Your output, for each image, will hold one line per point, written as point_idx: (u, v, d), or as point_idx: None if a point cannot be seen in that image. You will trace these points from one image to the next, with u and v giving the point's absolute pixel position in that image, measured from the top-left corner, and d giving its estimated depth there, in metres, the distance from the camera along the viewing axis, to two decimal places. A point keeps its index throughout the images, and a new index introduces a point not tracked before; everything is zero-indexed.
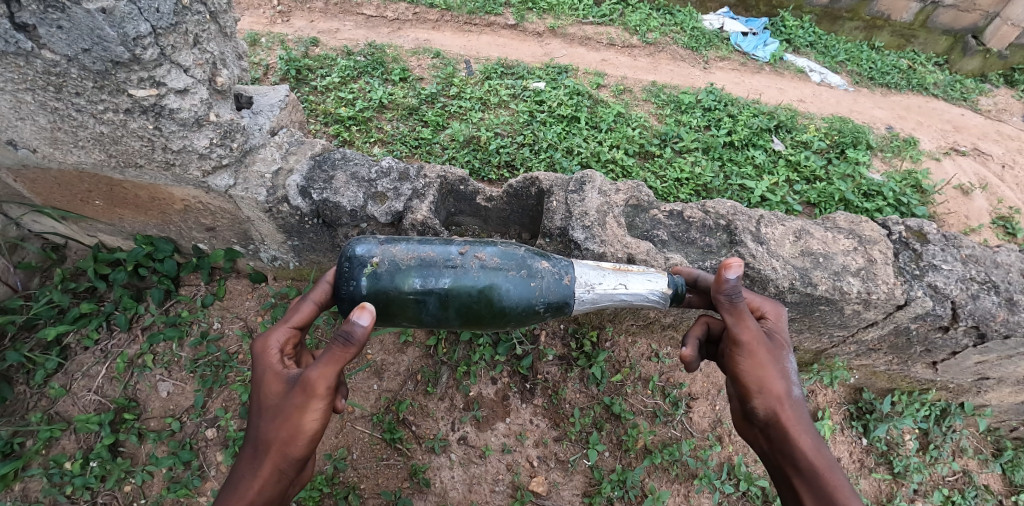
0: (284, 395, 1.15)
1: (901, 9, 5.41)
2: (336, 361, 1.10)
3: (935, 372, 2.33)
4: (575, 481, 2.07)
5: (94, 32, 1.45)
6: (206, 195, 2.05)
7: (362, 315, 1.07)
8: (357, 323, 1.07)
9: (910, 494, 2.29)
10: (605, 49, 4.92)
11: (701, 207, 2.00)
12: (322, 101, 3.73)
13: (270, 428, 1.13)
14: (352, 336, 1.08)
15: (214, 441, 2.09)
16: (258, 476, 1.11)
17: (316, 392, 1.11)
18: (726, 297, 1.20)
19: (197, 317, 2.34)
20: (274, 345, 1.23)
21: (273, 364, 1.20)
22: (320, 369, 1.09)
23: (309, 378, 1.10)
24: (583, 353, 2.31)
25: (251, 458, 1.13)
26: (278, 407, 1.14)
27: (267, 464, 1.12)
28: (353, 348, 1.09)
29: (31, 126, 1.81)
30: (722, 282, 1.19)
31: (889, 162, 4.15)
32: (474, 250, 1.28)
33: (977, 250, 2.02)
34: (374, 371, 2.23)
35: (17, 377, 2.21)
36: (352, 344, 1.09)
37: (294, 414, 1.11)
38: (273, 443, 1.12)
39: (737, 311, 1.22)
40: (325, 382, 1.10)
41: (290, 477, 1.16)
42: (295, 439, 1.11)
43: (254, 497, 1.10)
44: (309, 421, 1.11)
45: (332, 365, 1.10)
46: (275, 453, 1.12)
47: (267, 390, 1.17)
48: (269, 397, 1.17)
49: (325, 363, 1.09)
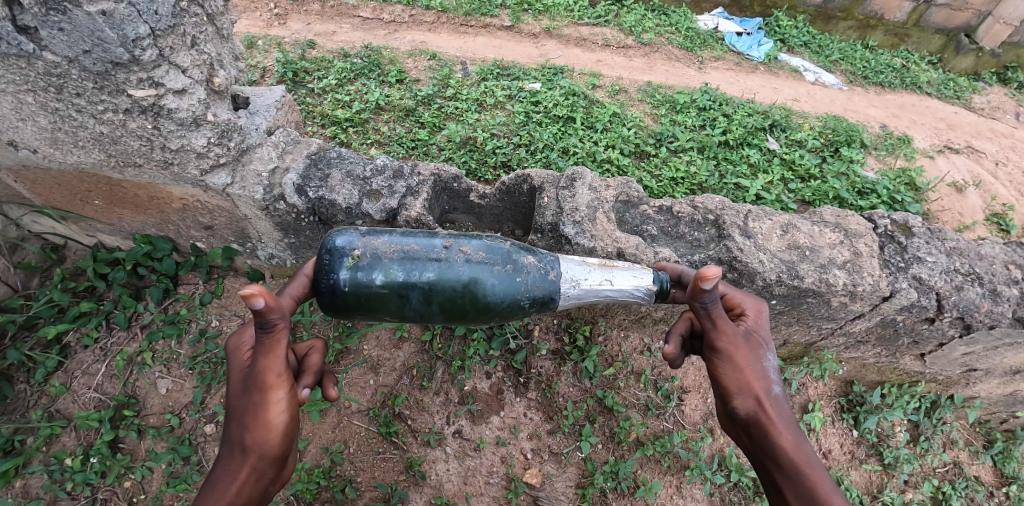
0: (244, 395, 1.17)
1: (894, 9, 5.47)
2: (275, 348, 1.16)
3: (924, 364, 2.37)
4: (569, 473, 2.11)
5: (94, 34, 1.49)
6: (204, 193, 2.08)
7: (253, 302, 1.02)
8: (253, 309, 1.03)
9: (900, 485, 2.33)
10: (601, 50, 4.96)
11: (691, 203, 2.04)
12: (320, 102, 3.77)
13: (238, 429, 1.13)
14: (268, 323, 1.11)
15: (213, 436, 2.13)
16: (235, 477, 1.09)
17: (270, 382, 1.15)
18: (703, 304, 1.24)
19: (195, 315, 2.37)
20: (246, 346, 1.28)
21: (235, 369, 1.24)
22: (263, 360, 1.15)
23: (258, 371, 1.15)
24: (576, 348, 2.34)
25: (226, 462, 1.11)
26: (242, 407, 1.15)
27: (244, 465, 1.10)
28: (276, 332, 1.14)
29: (32, 126, 1.84)
30: (700, 291, 1.22)
31: (883, 160, 4.18)
32: (459, 244, 1.31)
33: (962, 243, 2.05)
34: (371, 367, 2.26)
35: (17, 375, 2.24)
36: (273, 328, 1.13)
37: (257, 409, 1.13)
38: (245, 442, 1.12)
39: (715, 318, 1.28)
40: (275, 370, 1.15)
41: (269, 476, 1.14)
42: (264, 432, 1.12)
43: (234, 499, 1.06)
44: (274, 413, 1.13)
45: (274, 354, 1.15)
46: (249, 452, 1.11)
47: (231, 394, 1.20)
48: (232, 400, 1.19)
49: (267, 353, 1.15)
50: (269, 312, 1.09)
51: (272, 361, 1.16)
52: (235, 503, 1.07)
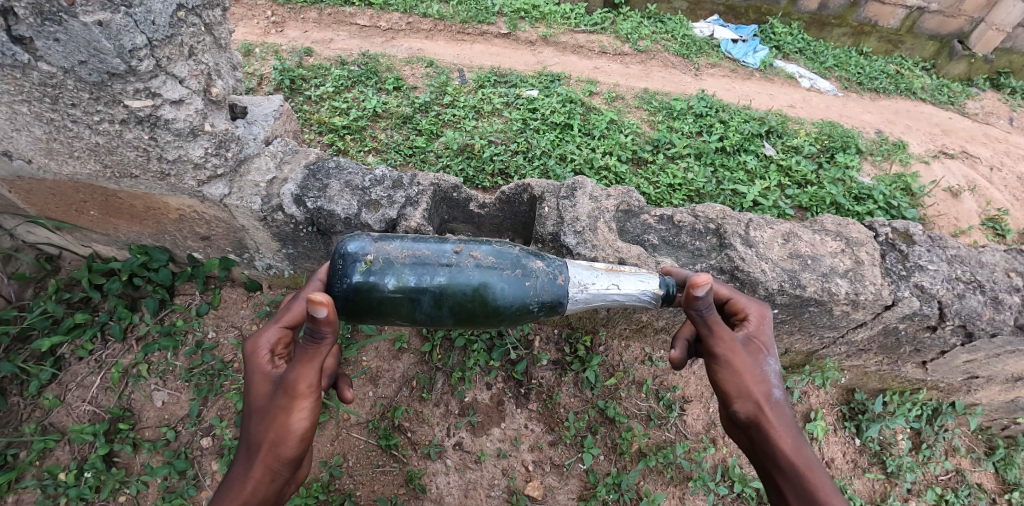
0: (271, 394, 1.16)
1: (888, 16, 5.52)
2: (312, 359, 1.11)
3: (925, 372, 2.35)
4: (570, 485, 2.09)
5: (91, 44, 1.47)
6: (201, 204, 2.05)
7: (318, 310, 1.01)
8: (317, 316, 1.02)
9: (904, 493, 2.31)
10: (597, 57, 4.98)
11: (691, 212, 2.04)
12: (317, 110, 3.76)
13: (260, 429, 1.14)
14: (318, 335, 1.07)
15: (209, 450, 2.09)
16: (250, 477, 1.11)
17: (299, 391, 1.12)
18: (698, 313, 1.20)
19: (192, 326, 2.34)
20: (268, 344, 1.24)
21: (263, 364, 1.22)
22: (298, 368, 1.11)
23: (290, 377, 1.12)
24: (577, 358, 2.33)
25: (244, 458, 1.14)
26: (266, 407, 1.15)
27: (258, 466, 1.12)
28: (322, 345, 1.10)
29: (27, 136, 1.82)
30: (694, 300, 1.18)
31: (878, 165, 4.20)
32: (469, 248, 1.29)
33: (963, 251, 2.06)
34: (370, 378, 2.23)
35: (11, 388, 2.20)
36: (321, 341, 1.09)
37: (281, 414, 1.13)
38: (264, 443, 1.13)
39: (710, 323, 1.24)
40: (307, 379, 1.12)
41: (283, 477, 1.16)
42: (285, 438, 1.12)
43: (247, 497, 1.10)
44: (296, 421, 1.13)
45: (309, 364, 1.11)
46: (266, 453, 1.12)
47: (255, 392, 1.19)
48: (258, 397, 1.18)
49: (303, 362, 1.11)
50: (323, 324, 1.05)
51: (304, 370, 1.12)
52: (249, 501, 1.11)
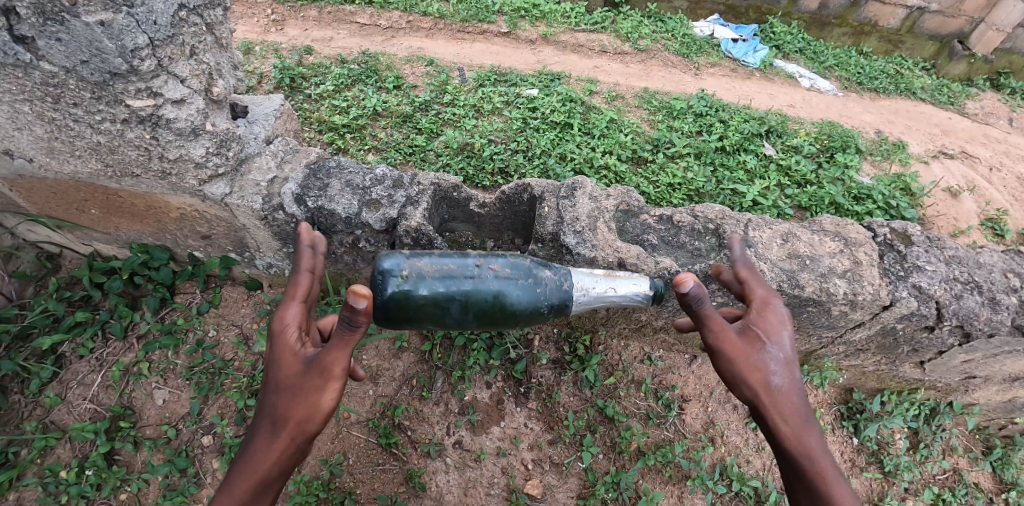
0: (296, 371, 1.13)
1: (887, 16, 5.52)
2: (346, 343, 1.08)
3: (923, 372, 2.36)
4: (569, 484, 2.10)
5: (93, 44, 1.47)
6: (202, 203, 2.06)
7: (358, 301, 0.97)
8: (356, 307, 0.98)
9: (901, 493, 2.32)
10: (597, 56, 4.98)
11: (691, 212, 2.05)
12: (317, 109, 3.76)
13: (286, 405, 1.11)
14: (356, 321, 1.03)
15: (210, 448, 2.10)
16: (274, 449, 1.09)
17: (332, 373, 1.11)
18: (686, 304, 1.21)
19: (192, 325, 2.34)
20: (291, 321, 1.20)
21: (286, 338, 1.17)
22: (333, 351, 1.08)
23: (325, 359, 1.10)
24: (576, 357, 2.34)
25: (266, 434, 1.11)
26: (292, 385, 1.12)
27: (281, 440, 1.10)
28: (359, 331, 1.06)
29: (28, 136, 1.83)
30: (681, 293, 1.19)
31: (878, 165, 4.20)
32: (489, 261, 1.30)
33: (961, 251, 2.07)
34: (370, 377, 2.24)
35: (12, 386, 2.20)
36: (358, 327, 1.05)
37: (313, 392, 1.11)
38: (290, 420, 1.11)
39: (703, 314, 1.23)
40: (340, 364, 1.10)
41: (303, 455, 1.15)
42: (314, 415, 1.11)
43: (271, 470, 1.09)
44: (327, 401, 1.11)
45: (343, 348, 1.08)
46: (292, 429, 1.10)
47: (277, 369, 1.15)
48: (280, 371, 1.14)
49: (337, 345, 1.08)
50: (362, 313, 1.01)
51: (338, 354, 1.09)
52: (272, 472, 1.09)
